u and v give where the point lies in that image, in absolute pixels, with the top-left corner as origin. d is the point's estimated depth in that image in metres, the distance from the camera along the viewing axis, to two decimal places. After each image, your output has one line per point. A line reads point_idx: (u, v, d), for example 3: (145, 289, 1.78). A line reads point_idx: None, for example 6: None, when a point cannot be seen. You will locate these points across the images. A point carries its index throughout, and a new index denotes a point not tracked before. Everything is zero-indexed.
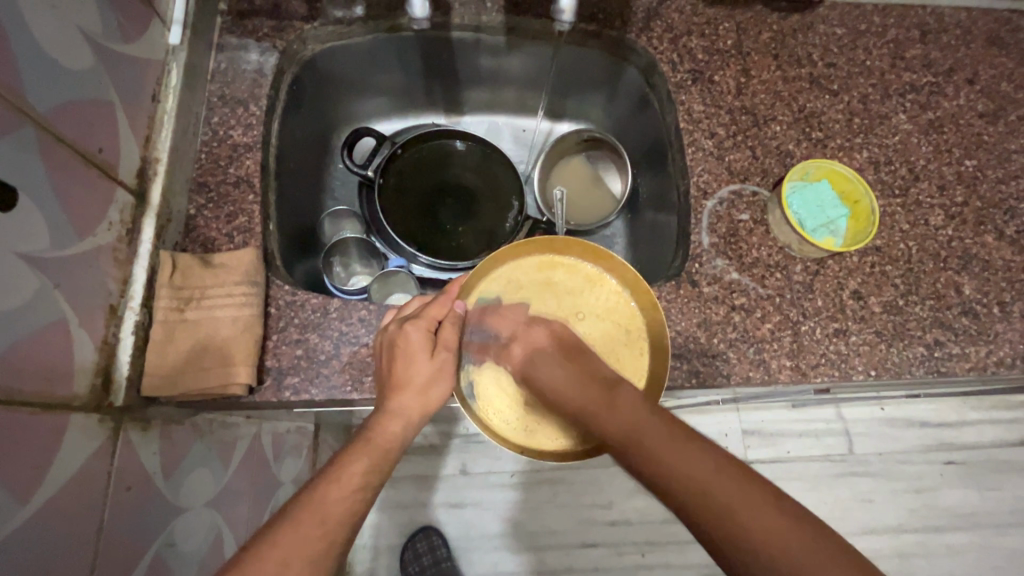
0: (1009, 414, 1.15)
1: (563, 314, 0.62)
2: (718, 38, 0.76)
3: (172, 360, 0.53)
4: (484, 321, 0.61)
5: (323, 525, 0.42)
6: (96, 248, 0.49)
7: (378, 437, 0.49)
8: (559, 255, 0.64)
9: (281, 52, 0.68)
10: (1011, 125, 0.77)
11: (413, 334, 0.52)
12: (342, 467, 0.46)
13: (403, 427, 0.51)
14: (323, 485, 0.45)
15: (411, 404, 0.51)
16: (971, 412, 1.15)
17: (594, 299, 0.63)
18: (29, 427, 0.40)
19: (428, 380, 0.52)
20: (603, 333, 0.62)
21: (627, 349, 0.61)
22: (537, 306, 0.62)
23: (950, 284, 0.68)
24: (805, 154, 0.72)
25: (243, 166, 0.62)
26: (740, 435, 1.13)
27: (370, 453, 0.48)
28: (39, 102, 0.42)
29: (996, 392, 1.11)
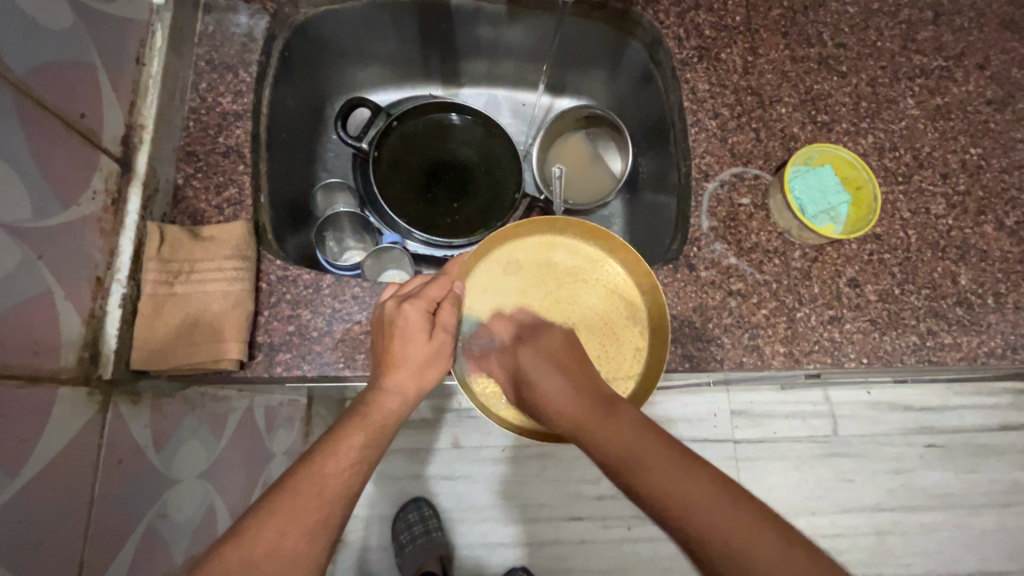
0: (992, 401, 1.18)
1: (563, 295, 0.62)
2: (727, 13, 0.73)
3: (162, 335, 0.52)
4: (484, 302, 0.60)
5: (317, 498, 0.43)
6: (80, 218, 0.48)
7: (375, 414, 0.49)
8: (559, 235, 0.63)
9: (271, 16, 0.65)
10: (1018, 113, 0.75)
11: (411, 314, 0.52)
12: (338, 441, 0.47)
13: (400, 405, 0.50)
14: (319, 458, 0.45)
15: (408, 382, 0.51)
16: (955, 397, 1.17)
17: (594, 280, 0.62)
18: (17, 401, 0.39)
19: (425, 360, 0.52)
20: (602, 318, 0.61)
21: (626, 329, 0.61)
22: (537, 286, 0.62)
23: (947, 274, 0.67)
24: (809, 137, 0.71)
25: (233, 136, 0.60)
26: (729, 415, 1.15)
27: (367, 428, 0.48)
28: (18, 64, 0.40)
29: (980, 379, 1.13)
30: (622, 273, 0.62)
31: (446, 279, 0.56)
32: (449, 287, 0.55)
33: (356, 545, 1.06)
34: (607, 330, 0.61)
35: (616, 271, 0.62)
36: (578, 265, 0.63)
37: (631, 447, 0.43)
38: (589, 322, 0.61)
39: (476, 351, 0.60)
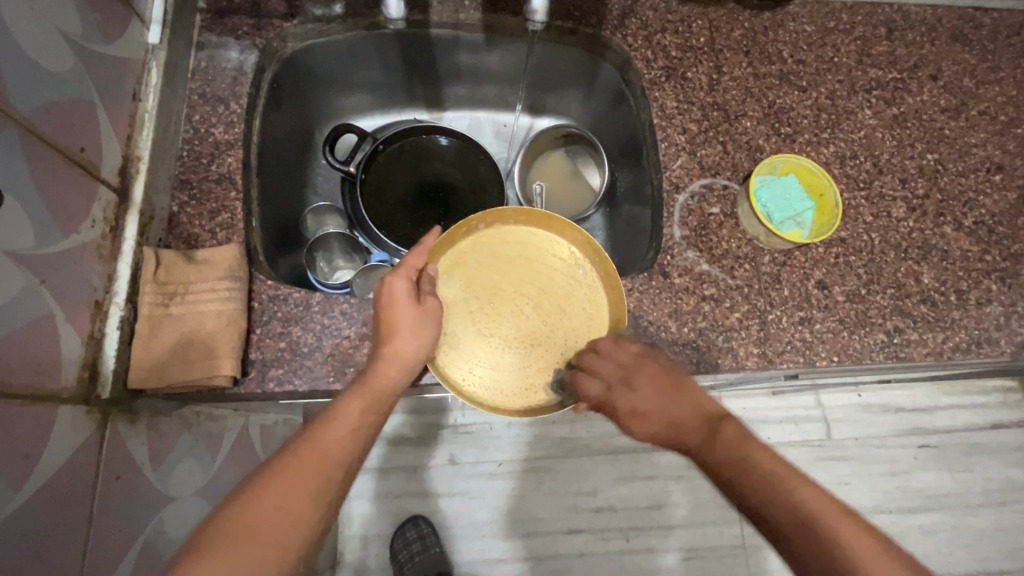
0: (978, 399, 1.20)
1: (490, 287, 0.65)
2: (691, 35, 0.78)
3: (158, 354, 0.54)
4: (463, 353, 0.63)
5: None
6: (80, 245, 0.50)
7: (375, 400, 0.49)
8: (446, 260, 0.65)
9: (260, 51, 0.69)
10: (972, 119, 0.80)
11: (399, 287, 0.55)
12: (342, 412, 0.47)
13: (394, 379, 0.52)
14: (319, 428, 0.45)
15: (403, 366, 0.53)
16: (943, 397, 1.20)
17: (497, 253, 0.66)
18: (20, 420, 0.41)
19: (415, 324, 0.54)
20: (527, 265, 0.66)
21: (547, 256, 0.67)
22: (471, 304, 0.64)
23: (910, 274, 0.71)
24: (774, 148, 0.74)
25: (225, 164, 0.63)
26: None
27: (365, 396, 0.49)
28: (25, 103, 0.43)
29: (965, 378, 1.15)
30: (515, 224, 0.67)
31: (424, 247, 0.58)
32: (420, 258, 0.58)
33: (354, 565, 1.06)
34: (538, 268, 0.67)
35: (497, 229, 0.67)
36: (482, 260, 0.66)
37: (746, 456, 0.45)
38: (525, 274, 0.66)
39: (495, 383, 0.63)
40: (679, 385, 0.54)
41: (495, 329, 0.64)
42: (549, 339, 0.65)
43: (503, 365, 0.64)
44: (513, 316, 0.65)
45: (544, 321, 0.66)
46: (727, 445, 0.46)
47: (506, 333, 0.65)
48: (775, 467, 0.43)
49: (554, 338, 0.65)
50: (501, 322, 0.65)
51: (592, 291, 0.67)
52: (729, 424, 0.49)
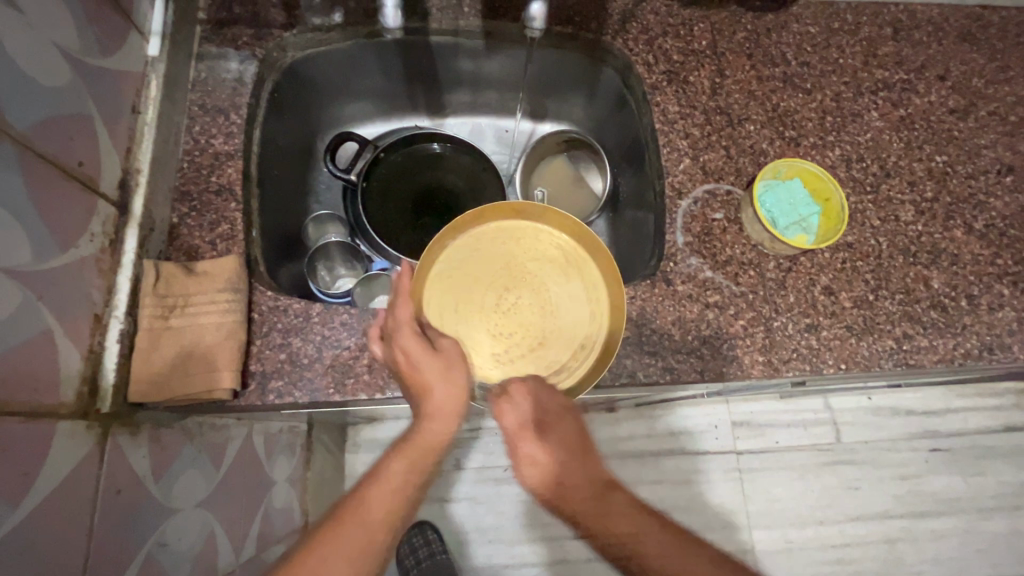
0: (992, 402, 1.18)
1: (497, 319, 0.64)
2: (693, 38, 0.77)
3: (158, 367, 0.54)
4: (559, 337, 0.64)
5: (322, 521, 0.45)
6: (79, 260, 0.50)
7: (417, 441, 0.51)
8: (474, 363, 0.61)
9: (260, 61, 0.69)
10: (981, 120, 0.79)
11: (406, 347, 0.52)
12: (383, 468, 0.49)
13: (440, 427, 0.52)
14: (367, 488, 0.47)
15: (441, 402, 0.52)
16: (954, 400, 1.18)
17: (463, 315, 0.63)
18: (18, 438, 0.41)
19: (441, 373, 0.52)
20: (467, 277, 0.64)
21: (462, 267, 0.64)
22: (513, 332, 0.64)
23: (919, 279, 0.69)
24: (778, 152, 0.73)
25: (225, 175, 0.63)
26: (729, 426, 1.15)
27: (409, 455, 0.50)
28: (22, 120, 0.43)
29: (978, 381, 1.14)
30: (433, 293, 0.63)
31: (404, 295, 0.53)
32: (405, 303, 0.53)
33: None
34: (473, 280, 0.64)
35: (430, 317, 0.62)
36: (471, 343, 0.62)
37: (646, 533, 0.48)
38: (475, 291, 0.64)
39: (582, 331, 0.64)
40: (586, 447, 0.54)
41: (526, 311, 0.65)
42: (534, 264, 0.66)
43: (571, 328, 0.64)
44: (510, 291, 0.65)
45: (535, 271, 0.66)
46: (619, 518, 0.49)
47: (527, 293, 0.65)
48: (680, 542, 0.48)
49: (556, 262, 0.66)
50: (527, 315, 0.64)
51: (513, 223, 0.67)
52: (620, 493, 0.52)
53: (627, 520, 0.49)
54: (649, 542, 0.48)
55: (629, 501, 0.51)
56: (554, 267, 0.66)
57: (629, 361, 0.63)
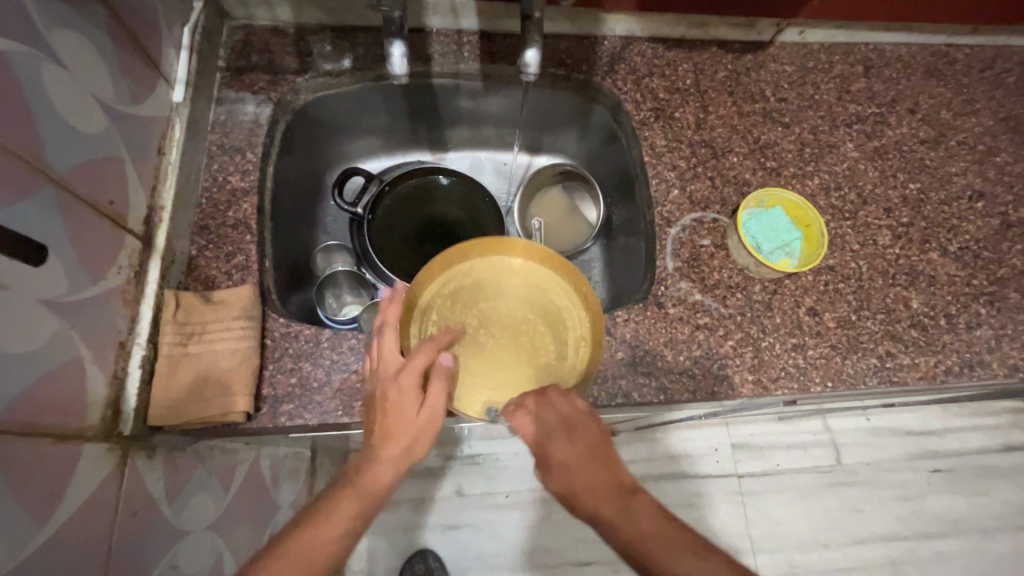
0: (988, 422, 1.20)
1: (508, 357, 0.66)
2: (677, 78, 0.83)
3: (177, 392, 0.57)
4: (552, 320, 0.68)
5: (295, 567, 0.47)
6: (108, 291, 0.53)
7: (368, 484, 0.52)
8: None
9: (275, 104, 0.74)
10: (951, 149, 0.84)
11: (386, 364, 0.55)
12: (332, 509, 0.51)
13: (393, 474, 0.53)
14: (310, 530, 0.50)
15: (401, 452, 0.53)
16: (952, 420, 1.20)
17: (489, 381, 0.64)
18: (46, 461, 0.43)
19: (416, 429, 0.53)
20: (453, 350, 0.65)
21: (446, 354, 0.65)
22: (524, 346, 0.67)
23: (899, 299, 0.73)
24: (761, 182, 0.78)
25: (241, 209, 0.67)
26: (729, 449, 1.16)
27: (358, 497, 0.51)
28: (62, 164, 0.47)
29: (975, 400, 1.15)
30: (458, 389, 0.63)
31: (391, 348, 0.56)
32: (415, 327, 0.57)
33: None
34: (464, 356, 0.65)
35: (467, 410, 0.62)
36: (509, 382, 0.65)
37: (661, 535, 0.49)
38: (471, 355, 0.65)
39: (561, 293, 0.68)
40: (608, 457, 0.54)
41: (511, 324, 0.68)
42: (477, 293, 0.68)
43: (551, 308, 0.68)
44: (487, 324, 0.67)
45: (486, 298, 0.68)
46: (641, 519, 0.50)
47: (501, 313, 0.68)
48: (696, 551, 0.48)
49: (491, 278, 0.69)
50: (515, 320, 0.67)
51: (431, 293, 0.67)
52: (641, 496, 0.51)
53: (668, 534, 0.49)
54: (670, 550, 0.48)
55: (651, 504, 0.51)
56: (488, 281, 0.68)
57: (624, 381, 0.66)
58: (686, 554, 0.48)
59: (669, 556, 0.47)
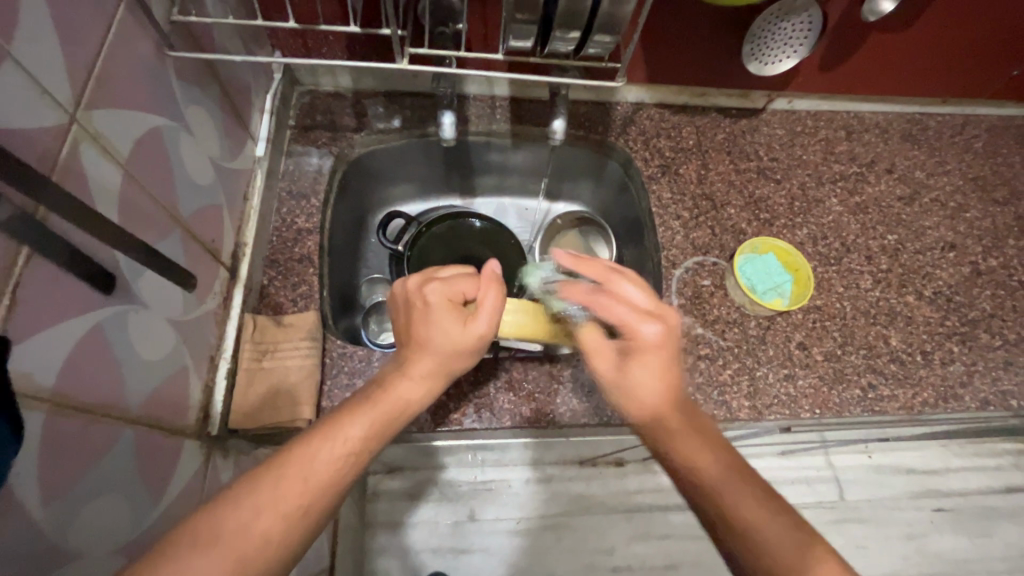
0: (991, 462, 1.19)
1: None
2: (681, 139, 0.95)
3: (253, 400, 0.66)
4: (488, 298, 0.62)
5: (302, 481, 0.42)
6: (206, 312, 0.64)
7: (394, 401, 0.50)
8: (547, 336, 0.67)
9: (335, 156, 0.87)
10: (924, 205, 0.94)
11: (433, 296, 0.54)
12: (343, 425, 0.46)
13: (420, 393, 0.51)
14: (315, 447, 0.44)
15: (432, 365, 0.52)
16: (954, 459, 1.18)
17: None
18: (161, 449, 0.53)
19: (460, 332, 0.53)
20: None
21: None
22: None
23: (880, 337, 0.82)
24: (755, 230, 0.89)
25: (306, 246, 0.78)
26: None
27: (378, 415, 0.48)
28: (186, 210, 0.58)
29: (976, 437, 1.16)
30: None
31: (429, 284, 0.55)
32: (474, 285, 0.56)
33: None
34: None
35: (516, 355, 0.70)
36: None
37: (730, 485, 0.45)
38: None
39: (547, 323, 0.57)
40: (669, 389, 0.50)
41: None
42: None
43: None
44: None
45: None
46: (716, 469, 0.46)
47: None
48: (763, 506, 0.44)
49: None
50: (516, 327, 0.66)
51: None
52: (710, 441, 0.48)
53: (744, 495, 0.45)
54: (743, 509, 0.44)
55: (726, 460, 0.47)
56: None
57: None
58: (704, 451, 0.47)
59: (690, 449, 0.47)
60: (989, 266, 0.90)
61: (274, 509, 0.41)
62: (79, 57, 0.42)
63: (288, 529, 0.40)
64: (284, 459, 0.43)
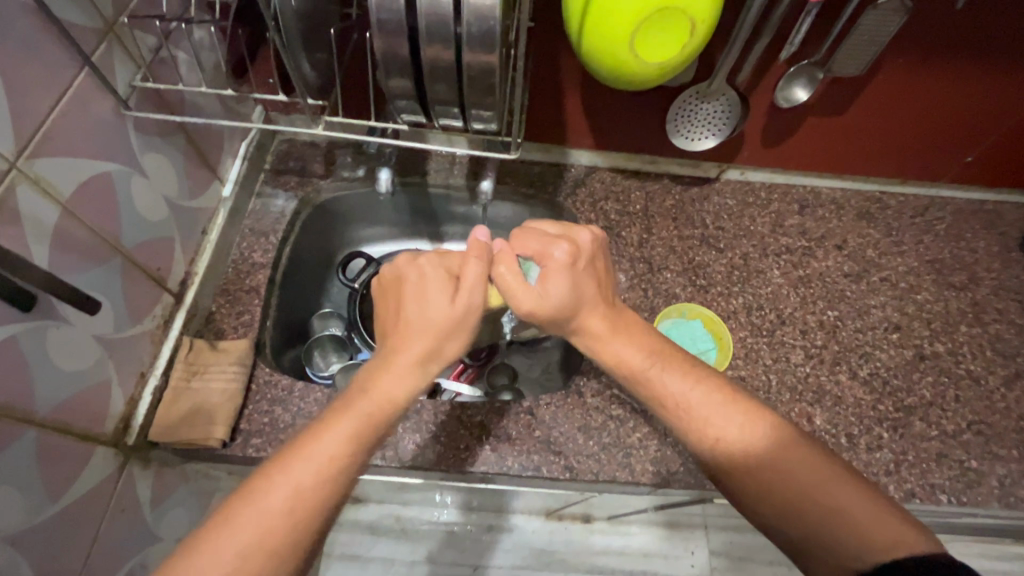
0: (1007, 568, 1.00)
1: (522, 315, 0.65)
2: (629, 203, 0.99)
3: (174, 416, 0.72)
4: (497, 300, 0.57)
5: (269, 514, 0.46)
6: (141, 333, 0.71)
7: (383, 404, 0.54)
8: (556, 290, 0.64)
9: (299, 199, 0.95)
10: (872, 284, 0.93)
11: (429, 271, 0.60)
12: (314, 446, 0.50)
13: (393, 391, 0.55)
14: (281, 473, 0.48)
15: (415, 358, 0.57)
16: (962, 559, 0.98)
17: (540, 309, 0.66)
18: (67, 452, 0.59)
19: (445, 317, 0.58)
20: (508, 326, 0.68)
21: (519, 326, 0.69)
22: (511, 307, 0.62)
23: (803, 414, 0.81)
24: (689, 296, 0.90)
25: (255, 279, 0.86)
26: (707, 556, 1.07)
27: (351, 426, 0.51)
28: (129, 242, 0.67)
29: (988, 536, 0.95)
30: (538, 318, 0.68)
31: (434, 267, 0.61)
32: (463, 257, 0.62)
33: None
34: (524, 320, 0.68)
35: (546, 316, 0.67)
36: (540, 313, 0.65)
37: (782, 462, 0.53)
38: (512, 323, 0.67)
39: (569, 271, 0.55)
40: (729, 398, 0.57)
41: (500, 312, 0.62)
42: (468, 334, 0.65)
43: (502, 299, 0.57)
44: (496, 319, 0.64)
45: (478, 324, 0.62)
46: (781, 454, 0.53)
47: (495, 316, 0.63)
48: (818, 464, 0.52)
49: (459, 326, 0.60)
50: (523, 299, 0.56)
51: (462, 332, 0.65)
52: (758, 427, 0.55)
53: (803, 467, 0.52)
54: (803, 475, 0.52)
55: (787, 437, 0.54)
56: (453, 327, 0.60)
57: (536, 457, 0.76)
58: (762, 436, 0.55)
59: (765, 441, 0.54)
60: (935, 351, 0.87)
61: (253, 535, 0.45)
62: (23, 116, 0.51)
63: (273, 559, 0.45)
64: (255, 488, 0.47)
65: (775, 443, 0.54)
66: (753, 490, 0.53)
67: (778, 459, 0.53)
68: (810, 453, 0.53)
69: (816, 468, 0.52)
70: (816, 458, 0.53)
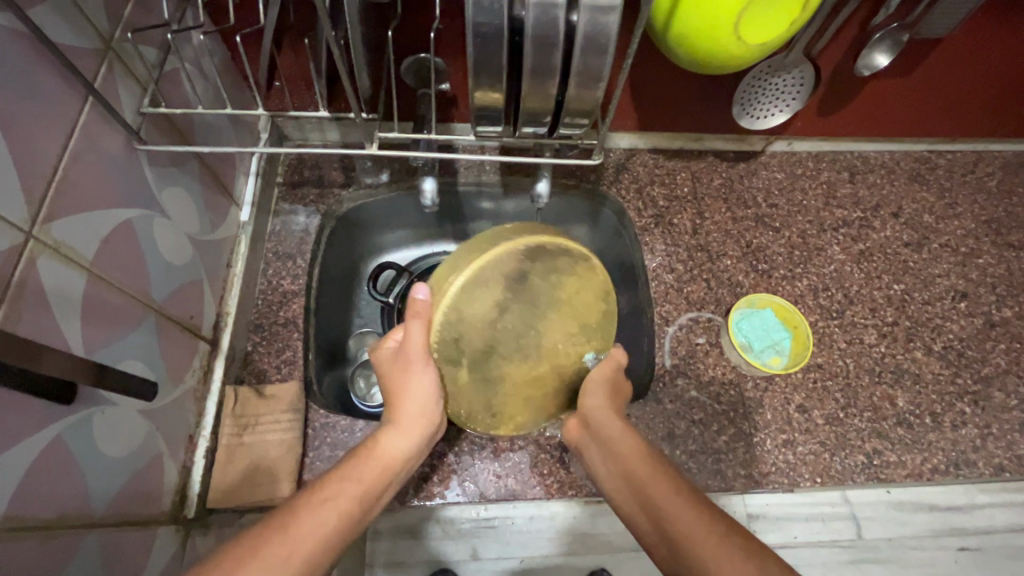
0: None
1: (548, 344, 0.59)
2: (676, 186, 0.92)
3: (232, 477, 0.65)
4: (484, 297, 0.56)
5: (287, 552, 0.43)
6: (183, 391, 0.63)
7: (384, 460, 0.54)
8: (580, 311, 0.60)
9: (322, 214, 0.85)
10: (933, 251, 0.90)
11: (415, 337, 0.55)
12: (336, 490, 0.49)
13: (400, 450, 0.55)
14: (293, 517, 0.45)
15: (409, 425, 0.56)
16: None
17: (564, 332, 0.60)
18: (133, 544, 0.52)
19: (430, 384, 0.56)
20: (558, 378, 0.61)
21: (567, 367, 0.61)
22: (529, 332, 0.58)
23: (885, 397, 0.79)
24: (753, 283, 0.85)
25: (291, 309, 0.78)
26: None
27: (363, 477, 0.52)
28: (160, 295, 0.58)
29: None
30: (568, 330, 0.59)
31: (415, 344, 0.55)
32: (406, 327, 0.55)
33: None
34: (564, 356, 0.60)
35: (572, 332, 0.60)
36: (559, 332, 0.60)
37: (700, 548, 0.46)
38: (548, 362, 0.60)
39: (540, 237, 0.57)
40: (661, 472, 0.54)
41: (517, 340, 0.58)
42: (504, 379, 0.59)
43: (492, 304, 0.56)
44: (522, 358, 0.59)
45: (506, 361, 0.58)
46: (699, 535, 0.47)
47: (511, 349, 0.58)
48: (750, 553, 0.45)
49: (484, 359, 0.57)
50: (527, 240, 0.56)
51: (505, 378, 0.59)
52: (688, 509, 0.50)
53: (723, 554, 0.46)
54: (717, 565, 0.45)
55: (724, 524, 0.48)
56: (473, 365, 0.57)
57: None
58: (694, 514, 0.49)
59: (688, 523, 0.48)
60: (1004, 317, 0.86)
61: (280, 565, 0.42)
62: (34, 173, 0.41)
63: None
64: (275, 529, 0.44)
65: (703, 527, 0.48)
66: (635, 514, 0.54)
67: (694, 544, 0.47)
68: (735, 538, 0.46)
69: (734, 563, 0.45)
70: (734, 550, 0.45)
